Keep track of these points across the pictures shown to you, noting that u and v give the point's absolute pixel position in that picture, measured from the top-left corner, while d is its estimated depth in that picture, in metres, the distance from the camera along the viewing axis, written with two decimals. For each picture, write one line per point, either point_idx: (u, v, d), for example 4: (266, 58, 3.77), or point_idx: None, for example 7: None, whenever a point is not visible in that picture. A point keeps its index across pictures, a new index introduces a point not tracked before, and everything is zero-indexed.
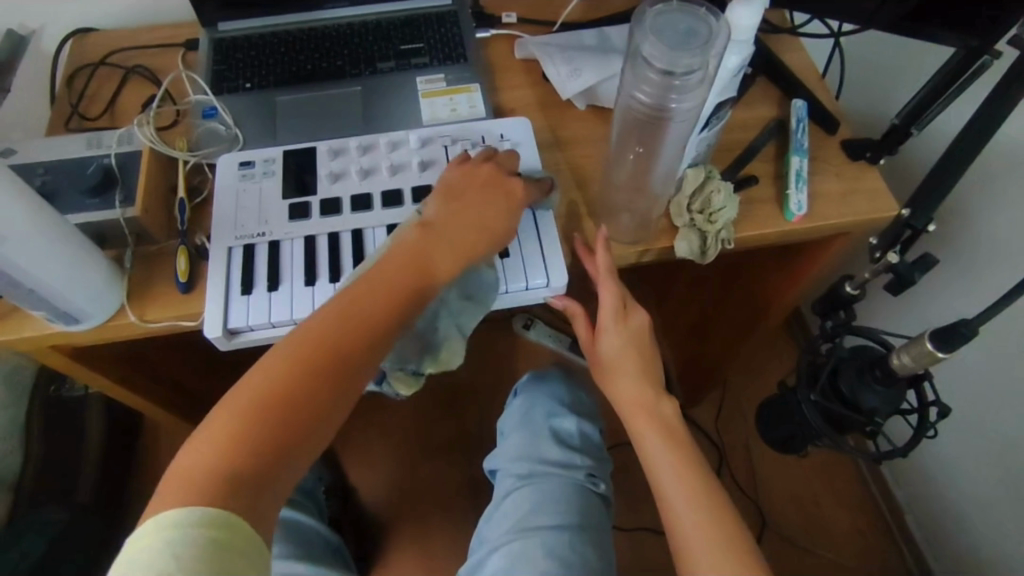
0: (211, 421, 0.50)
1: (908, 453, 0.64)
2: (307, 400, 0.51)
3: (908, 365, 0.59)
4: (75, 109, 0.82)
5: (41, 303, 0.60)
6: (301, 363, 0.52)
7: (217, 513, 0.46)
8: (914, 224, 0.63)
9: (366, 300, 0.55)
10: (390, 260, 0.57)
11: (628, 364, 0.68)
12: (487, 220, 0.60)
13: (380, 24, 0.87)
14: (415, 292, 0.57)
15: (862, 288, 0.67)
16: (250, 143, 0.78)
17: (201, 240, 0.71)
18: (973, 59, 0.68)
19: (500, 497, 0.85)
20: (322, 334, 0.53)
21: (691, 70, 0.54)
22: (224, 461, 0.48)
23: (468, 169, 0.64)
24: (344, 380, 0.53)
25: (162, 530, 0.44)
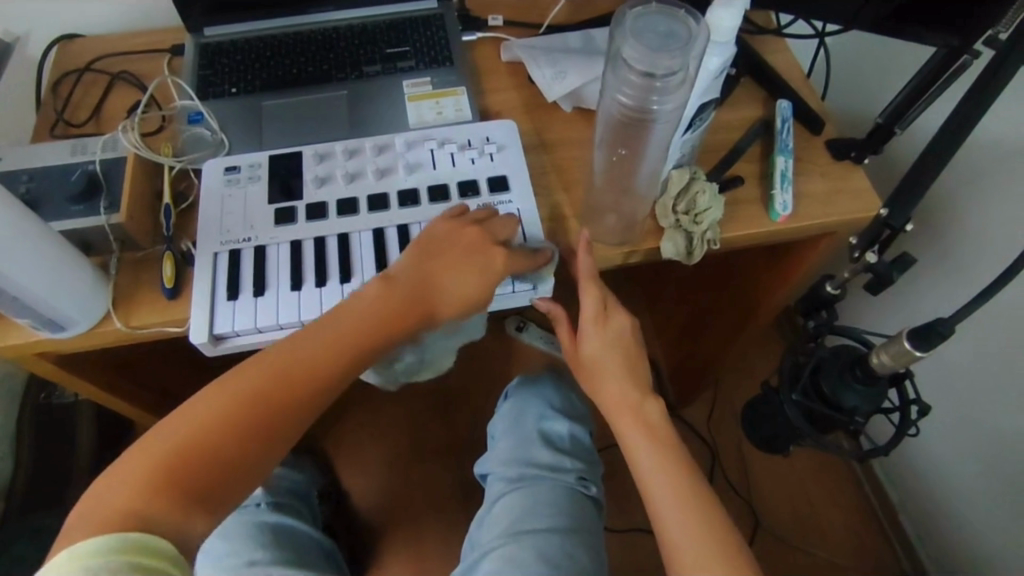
0: (149, 441, 0.55)
1: (890, 452, 0.64)
2: (245, 439, 0.57)
3: (887, 364, 0.58)
4: (61, 116, 0.81)
5: (25, 310, 0.60)
6: (244, 404, 0.57)
7: (133, 537, 0.49)
8: (893, 224, 0.62)
9: (316, 355, 0.61)
10: (351, 314, 0.62)
11: (611, 364, 0.69)
12: (460, 290, 0.64)
13: (366, 28, 0.87)
14: (364, 352, 0.62)
15: (843, 288, 0.68)
16: (236, 148, 0.78)
17: (188, 246, 0.71)
18: (955, 58, 0.68)
19: (491, 500, 0.85)
20: (270, 382, 0.59)
21: (672, 72, 0.54)
22: (151, 487, 0.53)
23: (454, 226, 0.66)
24: (283, 428, 0.59)
25: (81, 559, 0.47)
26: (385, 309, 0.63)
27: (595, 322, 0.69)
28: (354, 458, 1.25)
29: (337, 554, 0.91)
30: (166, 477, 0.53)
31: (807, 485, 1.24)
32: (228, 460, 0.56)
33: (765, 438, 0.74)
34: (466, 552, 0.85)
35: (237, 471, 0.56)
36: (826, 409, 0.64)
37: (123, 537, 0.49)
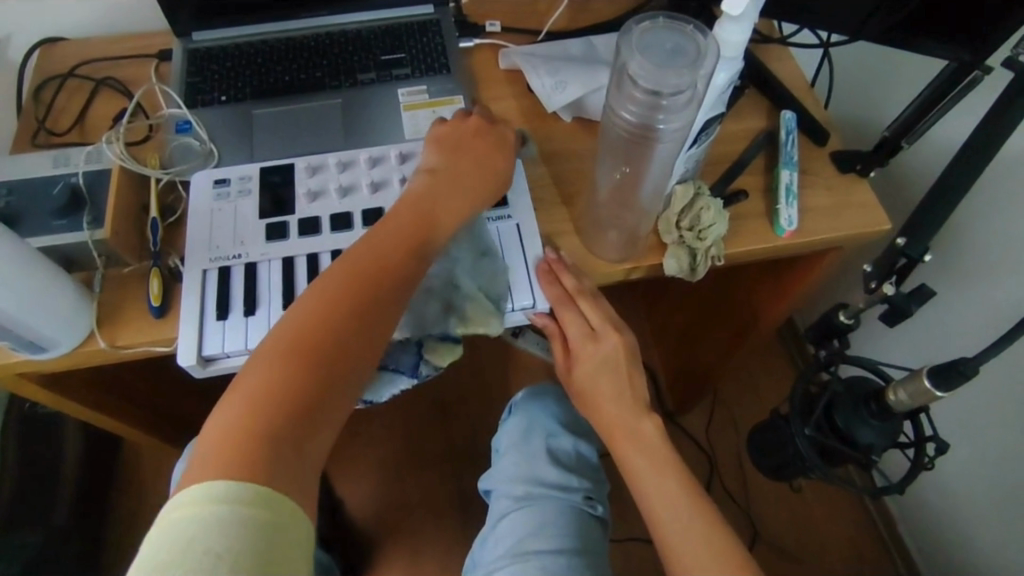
0: (250, 362, 0.51)
1: (903, 488, 0.63)
2: (344, 327, 0.54)
3: (906, 402, 0.58)
4: (43, 124, 0.79)
5: (4, 332, 0.58)
6: (331, 295, 0.55)
7: (261, 484, 0.44)
8: (911, 254, 0.60)
9: (388, 240, 0.59)
10: (404, 206, 0.62)
11: (606, 387, 0.66)
12: (488, 164, 0.66)
13: (360, 33, 0.84)
14: (428, 229, 0.61)
15: (856, 318, 0.65)
16: (226, 158, 0.76)
17: (176, 261, 0.69)
18: (964, 73, 0.67)
19: (495, 519, 0.83)
20: (348, 272, 0.56)
21: (679, 90, 0.52)
22: (267, 400, 0.49)
23: (453, 124, 0.68)
24: (379, 310, 0.56)
25: (208, 503, 0.43)
26: (433, 195, 0.63)
27: (586, 344, 0.67)
28: (351, 467, 1.23)
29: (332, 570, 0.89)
30: (281, 383, 0.50)
31: (808, 496, 1.23)
32: (335, 352, 0.53)
33: (774, 465, 0.74)
34: (469, 570, 0.83)
35: (348, 362, 0.53)
36: (842, 446, 0.63)
37: (254, 480, 0.44)
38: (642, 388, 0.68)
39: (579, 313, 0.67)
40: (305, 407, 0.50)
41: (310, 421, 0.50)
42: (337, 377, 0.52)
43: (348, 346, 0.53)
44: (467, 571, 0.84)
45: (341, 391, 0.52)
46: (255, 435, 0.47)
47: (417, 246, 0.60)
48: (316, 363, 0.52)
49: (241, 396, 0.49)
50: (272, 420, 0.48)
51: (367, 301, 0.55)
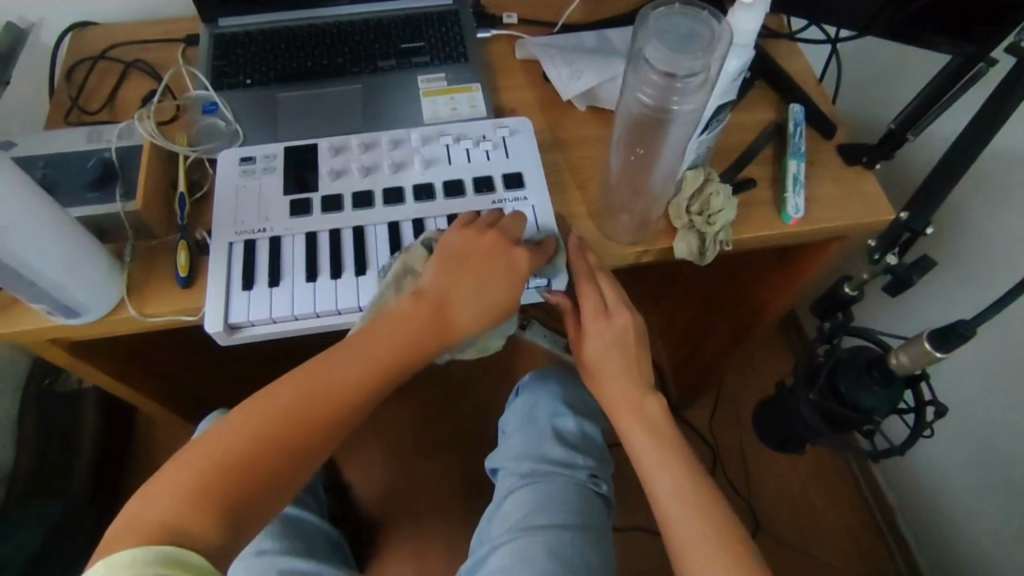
0: (179, 466, 0.55)
1: (904, 452, 0.65)
2: (283, 451, 0.57)
3: (906, 364, 0.60)
4: (75, 103, 0.81)
5: (42, 296, 0.60)
6: (281, 419, 0.57)
7: (174, 546, 0.50)
8: (913, 227, 0.63)
9: (350, 366, 0.60)
10: (379, 332, 0.61)
11: (611, 364, 0.67)
12: (492, 294, 0.62)
13: (381, 22, 0.87)
14: (393, 366, 0.61)
15: (861, 290, 0.68)
16: (251, 139, 0.78)
17: (202, 235, 0.71)
18: (970, 66, 0.69)
19: (502, 495, 0.85)
20: (297, 401, 0.58)
21: (693, 73, 0.54)
22: (194, 502, 0.52)
23: (471, 234, 0.64)
24: (322, 441, 0.58)
25: (117, 569, 0.47)
26: (422, 325, 0.61)
27: (596, 320, 0.68)
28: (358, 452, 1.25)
29: (343, 547, 0.91)
30: (210, 489, 0.53)
31: (808, 489, 1.25)
32: (268, 471, 0.56)
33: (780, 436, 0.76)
34: (474, 547, 0.85)
35: (276, 485, 0.56)
36: (844, 410, 0.65)
37: (171, 547, 0.50)
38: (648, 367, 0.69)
39: (593, 288, 0.68)
40: (227, 519, 0.53)
41: (230, 530, 0.53)
42: (263, 497, 0.55)
43: (281, 470, 0.56)
44: (473, 546, 0.86)
45: (261, 509, 0.56)
46: (172, 534, 0.51)
47: (381, 384, 0.61)
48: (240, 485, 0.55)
49: (169, 490, 0.53)
50: (192, 524, 0.52)
51: (314, 433, 0.58)
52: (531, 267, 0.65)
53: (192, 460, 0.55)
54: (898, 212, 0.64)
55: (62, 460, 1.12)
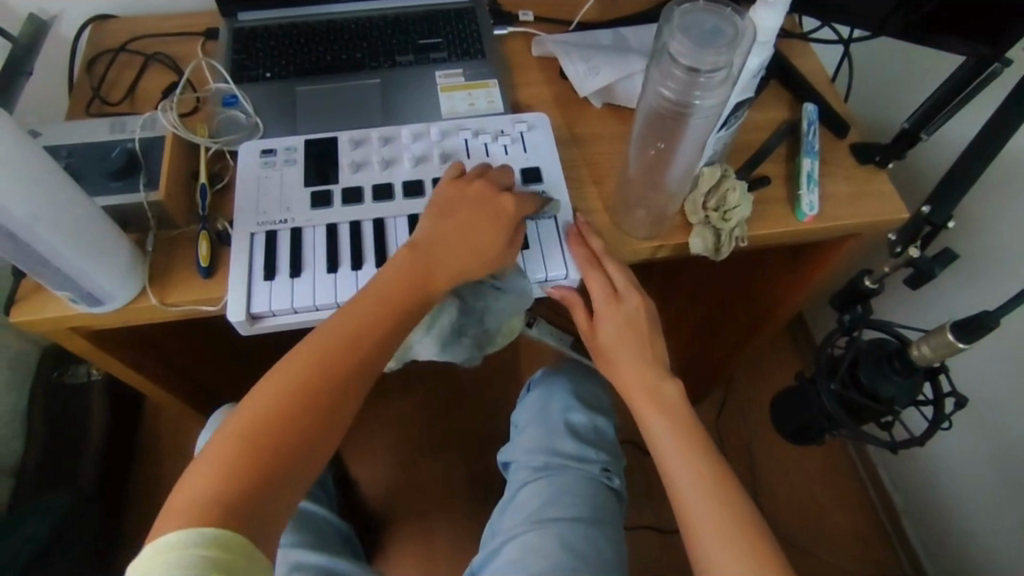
0: (220, 434, 0.56)
1: (924, 442, 0.66)
2: (310, 413, 0.58)
3: (927, 356, 0.61)
4: (96, 94, 0.82)
5: (67, 283, 0.61)
6: (302, 380, 0.58)
7: (214, 528, 0.50)
8: (934, 221, 0.65)
9: (359, 309, 0.62)
10: (385, 278, 0.63)
11: (627, 348, 0.68)
12: (480, 237, 0.65)
13: (399, 19, 0.88)
14: (402, 305, 0.63)
15: (881, 283, 0.70)
16: (271, 131, 0.79)
17: (223, 225, 0.72)
18: (984, 67, 0.70)
19: (515, 488, 0.86)
20: (315, 352, 0.60)
21: (717, 68, 0.55)
22: (232, 474, 0.54)
23: (459, 186, 0.67)
24: (341, 396, 0.59)
25: (166, 552, 0.49)
26: (419, 274, 0.64)
27: (609, 304, 0.68)
28: (366, 446, 1.26)
29: (354, 539, 0.91)
30: (245, 461, 0.55)
31: (815, 490, 1.25)
32: (296, 434, 0.57)
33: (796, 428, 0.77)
34: (487, 538, 0.86)
35: (306, 448, 0.57)
36: (863, 399, 0.66)
37: (216, 527, 0.51)
38: (662, 353, 0.69)
39: (599, 273, 0.69)
40: (264, 486, 0.54)
41: (270, 498, 0.54)
42: (296, 461, 0.57)
43: (308, 432, 0.57)
44: (484, 540, 0.87)
45: (296, 473, 0.57)
46: (216, 508, 0.52)
47: (386, 332, 0.62)
48: (280, 439, 0.56)
49: (208, 465, 0.54)
50: (234, 497, 0.53)
51: (331, 389, 0.59)
52: (519, 212, 0.67)
53: (231, 424, 0.56)
54: (920, 206, 0.66)
55: (72, 450, 1.12)
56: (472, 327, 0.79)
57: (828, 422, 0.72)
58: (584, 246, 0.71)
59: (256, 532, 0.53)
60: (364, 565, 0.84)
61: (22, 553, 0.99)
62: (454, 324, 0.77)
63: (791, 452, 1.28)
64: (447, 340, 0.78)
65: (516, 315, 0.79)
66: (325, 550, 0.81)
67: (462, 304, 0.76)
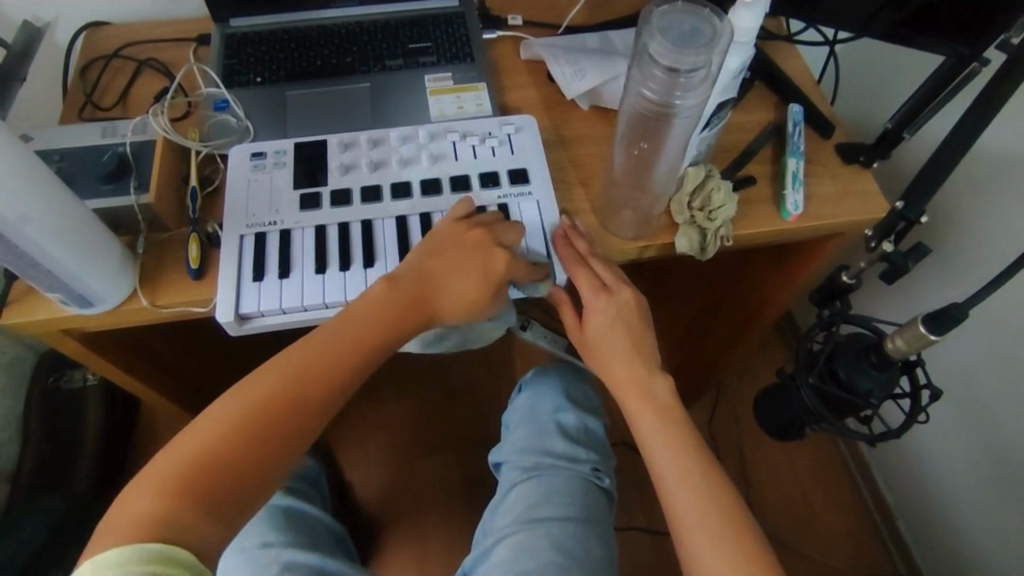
0: (166, 455, 0.55)
1: (901, 435, 0.67)
2: (261, 445, 0.58)
3: (901, 348, 0.62)
4: (89, 99, 0.83)
5: (57, 284, 0.61)
6: (262, 410, 0.58)
7: (157, 544, 0.50)
8: (909, 216, 0.67)
9: (328, 345, 0.62)
10: (356, 314, 0.64)
11: (615, 343, 0.67)
12: (465, 293, 0.66)
13: (388, 24, 0.89)
14: (371, 344, 0.63)
15: (858, 278, 0.72)
16: (261, 135, 0.80)
17: (213, 228, 0.73)
18: (963, 66, 0.71)
19: (506, 488, 0.86)
20: (280, 385, 0.60)
21: (696, 68, 0.56)
22: (174, 496, 0.53)
23: (458, 229, 0.68)
24: (295, 433, 0.59)
25: (103, 569, 0.48)
26: (392, 312, 0.64)
27: (598, 296, 0.68)
28: (361, 451, 1.26)
29: (346, 540, 0.91)
30: (190, 486, 0.54)
31: (808, 492, 1.25)
32: (245, 466, 0.56)
33: (780, 424, 0.79)
34: (479, 538, 0.87)
35: (253, 479, 0.57)
36: (843, 394, 0.67)
37: (156, 543, 0.50)
38: (652, 349, 0.69)
39: (586, 270, 0.70)
40: (207, 514, 0.54)
41: (210, 527, 0.53)
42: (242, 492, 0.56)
43: (255, 465, 0.57)
44: (476, 539, 0.87)
45: (240, 506, 0.56)
46: (159, 527, 0.51)
47: (351, 374, 0.62)
48: (228, 469, 0.56)
49: (152, 486, 0.53)
50: (175, 518, 0.52)
51: (288, 424, 0.59)
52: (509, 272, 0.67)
53: (179, 447, 0.56)
54: (895, 201, 0.68)
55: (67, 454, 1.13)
56: (454, 335, 0.83)
57: (811, 416, 0.73)
58: (571, 245, 0.71)
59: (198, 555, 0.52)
60: (355, 566, 0.85)
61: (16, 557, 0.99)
62: (435, 334, 0.81)
63: (782, 452, 1.29)
64: (429, 344, 0.83)
65: (496, 324, 0.84)
66: (316, 550, 0.81)
67: (445, 323, 0.79)
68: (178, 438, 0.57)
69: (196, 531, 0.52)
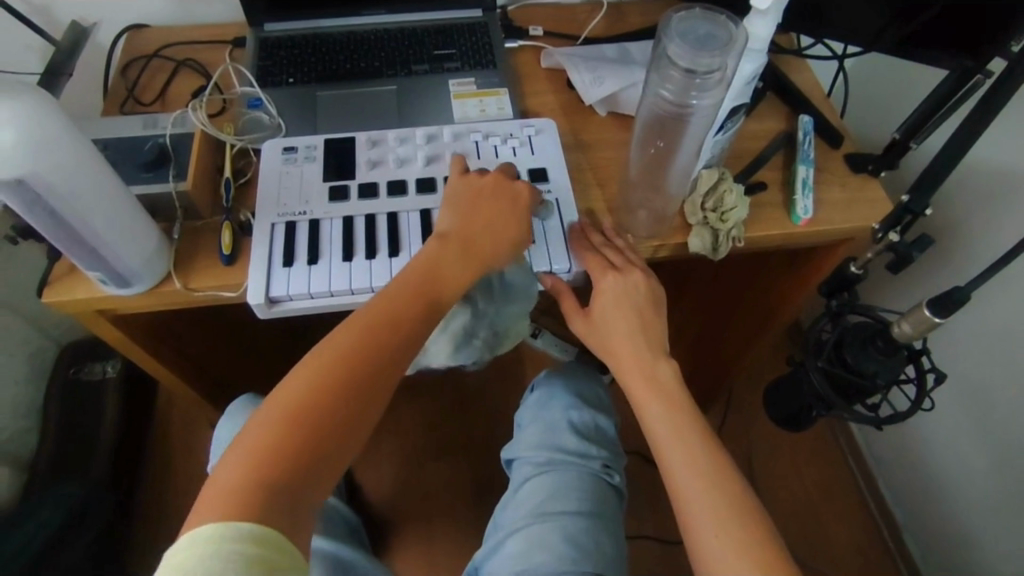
0: (252, 425, 0.56)
1: (906, 419, 0.70)
2: (351, 393, 0.58)
3: (907, 333, 0.66)
4: (131, 94, 0.87)
5: (98, 263, 0.64)
6: (336, 369, 0.59)
7: (253, 523, 0.50)
8: (913, 209, 0.71)
9: (390, 304, 0.63)
10: (410, 275, 0.65)
11: (620, 325, 0.69)
12: (498, 228, 0.69)
13: (415, 31, 0.93)
14: (434, 302, 0.65)
15: (865, 267, 0.82)
16: (292, 132, 0.83)
17: (245, 217, 0.76)
18: (967, 79, 0.73)
19: (518, 483, 0.88)
20: (348, 345, 0.60)
21: (712, 70, 0.59)
22: (269, 465, 0.54)
23: (472, 179, 0.71)
24: (375, 379, 0.60)
25: (202, 547, 0.48)
26: (438, 274, 0.66)
27: (606, 277, 0.71)
28: (375, 453, 1.27)
29: (360, 530, 0.93)
30: (282, 451, 0.54)
31: (818, 506, 1.25)
32: (335, 413, 0.57)
33: (790, 415, 0.81)
34: (489, 532, 0.88)
35: (349, 429, 0.58)
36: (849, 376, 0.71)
37: (254, 523, 0.50)
38: (661, 333, 0.71)
39: (598, 258, 0.72)
40: (308, 468, 0.55)
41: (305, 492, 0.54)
42: (334, 452, 0.57)
43: (345, 420, 0.58)
44: (488, 533, 0.89)
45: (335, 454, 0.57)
46: (256, 492, 0.52)
47: (416, 324, 0.63)
48: (317, 430, 0.56)
49: (243, 456, 0.54)
50: (273, 483, 0.53)
51: (365, 371, 0.59)
52: (533, 199, 0.71)
53: (264, 414, 0.56)
54: (901, 195, 0.72)
55: (85, 444, 1.15)
56: (482, 330, 0.85)
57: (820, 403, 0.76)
58: (585, 244, 0.74)
59: (291, 529, 0.52)
60: (369, 555, 0.86)
61: (34, 542, 1.01)
62: (464, 325, 0.84)
63: (792, 465, 1.29)
64: (458, 342, 0.86)
65: (520, 318, 0.86)
66: (330, 537, 0.83)
67: (472, 310, 0.82)
68: (262, 407, 0.57)
69: (295, 495, 0.53)
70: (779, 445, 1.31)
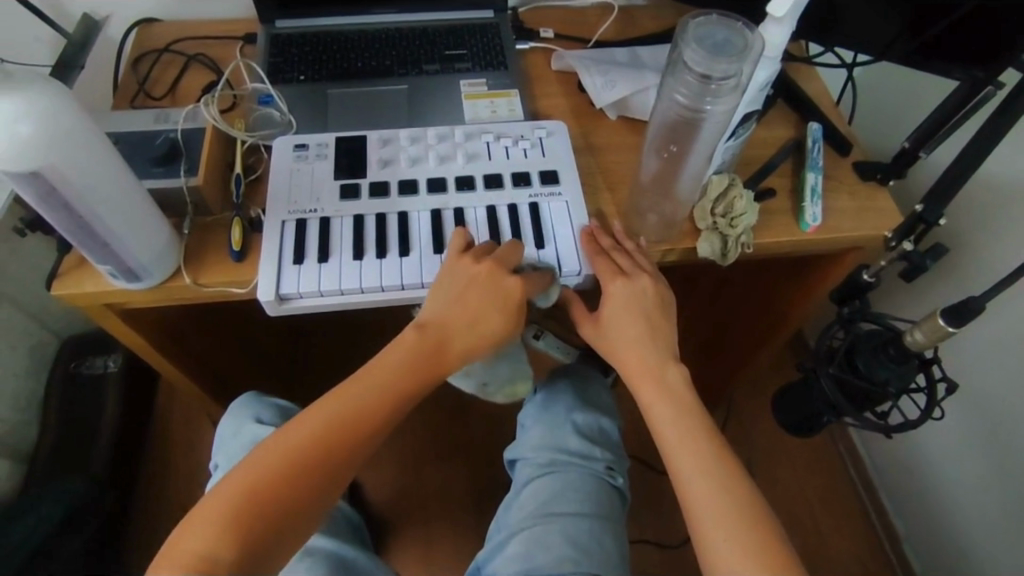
0: (222, 487, 0.57)
1: (917, 427, 0.71)
2: (322, 468, 0.59)
3: (920, 341, 0.66)
4: (142, 88, 0.87)
5: (111, 258, 0.64)
6: (311, 442, 0.59)
7: None
8: (928, 219, 0.72)
9: (375, 380, 0.63)
10: (400, 348, 0.65)
11: (628, 329, 0.69)
12: (483, 326, 0.65)
13: (426, 31, 0.93)
14: (421, 380, 0.64)
15: (877, 276, 0.81)
16: (303, 129, 0.83)
17: (256, 213, 0.76)
18: (979, 89, 0.73)
19: (520, 485, 0.88)
20: (328, 419, 0.60)
21: (727, 76, 0.60)
22: (230, 532, 0.54)
23: (466, 262, 0.67)
24: (343, 465, 0.60)
25: None
26: (430, 349, 0.65)
27: (614, 280, 0.71)
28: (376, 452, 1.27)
29: (361, 530, 0.93)
30: (245, 519, 0.55)
31: (817, 514, 1.26)
32: (295, 495, 0.57)
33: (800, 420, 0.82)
34: (491, 534, 0.88)
35: (316, 501, 0.58)
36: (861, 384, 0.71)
37: None
38: (670, 337, 0.71)
39: (606, 261, 0.72)
40: (270, 538, 0.55)
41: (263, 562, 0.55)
42: (298, 522, 0.57)
43: (312, 492, 0.58)
44: (490, 533, 0.88)
45: (289, 538, 0.57)
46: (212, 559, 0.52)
47: (399, 404, 0.63)
48: (284, 501, 0.57)
49: (207, 519, 0.54)
50: (232, 552, 0.53)
51: (334, 457, 0.59)
52: (526, 294, 0.67)
53: (233, 477, 0.57)
54: (916, 205, 0.73)
55: (86, 437, 1.15)
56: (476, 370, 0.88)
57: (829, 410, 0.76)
58: (594, 246, 0.74)
59: None
60: (370, 554, 0.86)
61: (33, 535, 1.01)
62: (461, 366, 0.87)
63: (792, 472, 1.30)
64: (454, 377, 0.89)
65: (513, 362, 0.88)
66: (333, 537, 0.83)
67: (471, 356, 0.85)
68: (234, 469, 0.58)
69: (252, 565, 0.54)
70: (780, 452, 1.32)
